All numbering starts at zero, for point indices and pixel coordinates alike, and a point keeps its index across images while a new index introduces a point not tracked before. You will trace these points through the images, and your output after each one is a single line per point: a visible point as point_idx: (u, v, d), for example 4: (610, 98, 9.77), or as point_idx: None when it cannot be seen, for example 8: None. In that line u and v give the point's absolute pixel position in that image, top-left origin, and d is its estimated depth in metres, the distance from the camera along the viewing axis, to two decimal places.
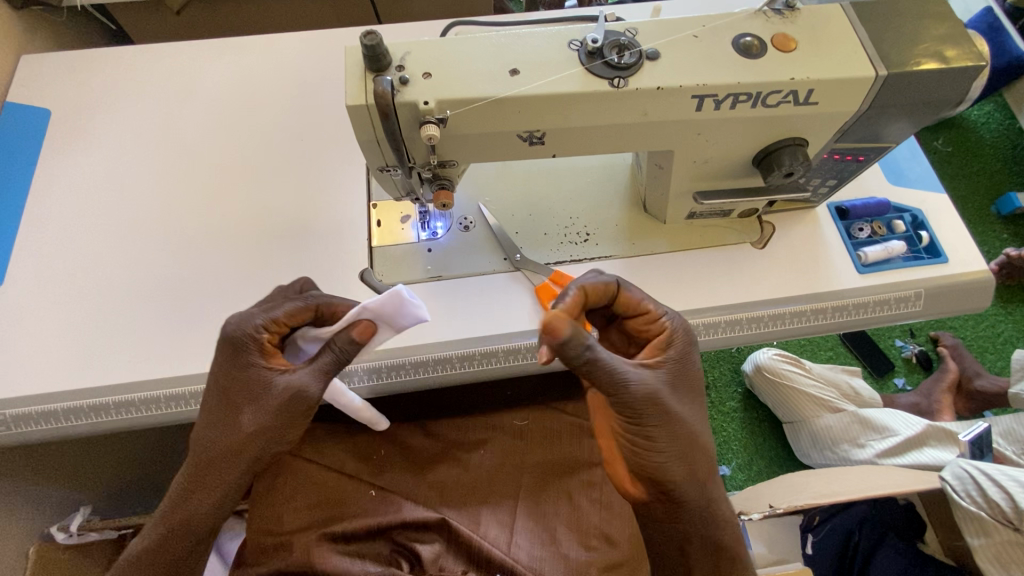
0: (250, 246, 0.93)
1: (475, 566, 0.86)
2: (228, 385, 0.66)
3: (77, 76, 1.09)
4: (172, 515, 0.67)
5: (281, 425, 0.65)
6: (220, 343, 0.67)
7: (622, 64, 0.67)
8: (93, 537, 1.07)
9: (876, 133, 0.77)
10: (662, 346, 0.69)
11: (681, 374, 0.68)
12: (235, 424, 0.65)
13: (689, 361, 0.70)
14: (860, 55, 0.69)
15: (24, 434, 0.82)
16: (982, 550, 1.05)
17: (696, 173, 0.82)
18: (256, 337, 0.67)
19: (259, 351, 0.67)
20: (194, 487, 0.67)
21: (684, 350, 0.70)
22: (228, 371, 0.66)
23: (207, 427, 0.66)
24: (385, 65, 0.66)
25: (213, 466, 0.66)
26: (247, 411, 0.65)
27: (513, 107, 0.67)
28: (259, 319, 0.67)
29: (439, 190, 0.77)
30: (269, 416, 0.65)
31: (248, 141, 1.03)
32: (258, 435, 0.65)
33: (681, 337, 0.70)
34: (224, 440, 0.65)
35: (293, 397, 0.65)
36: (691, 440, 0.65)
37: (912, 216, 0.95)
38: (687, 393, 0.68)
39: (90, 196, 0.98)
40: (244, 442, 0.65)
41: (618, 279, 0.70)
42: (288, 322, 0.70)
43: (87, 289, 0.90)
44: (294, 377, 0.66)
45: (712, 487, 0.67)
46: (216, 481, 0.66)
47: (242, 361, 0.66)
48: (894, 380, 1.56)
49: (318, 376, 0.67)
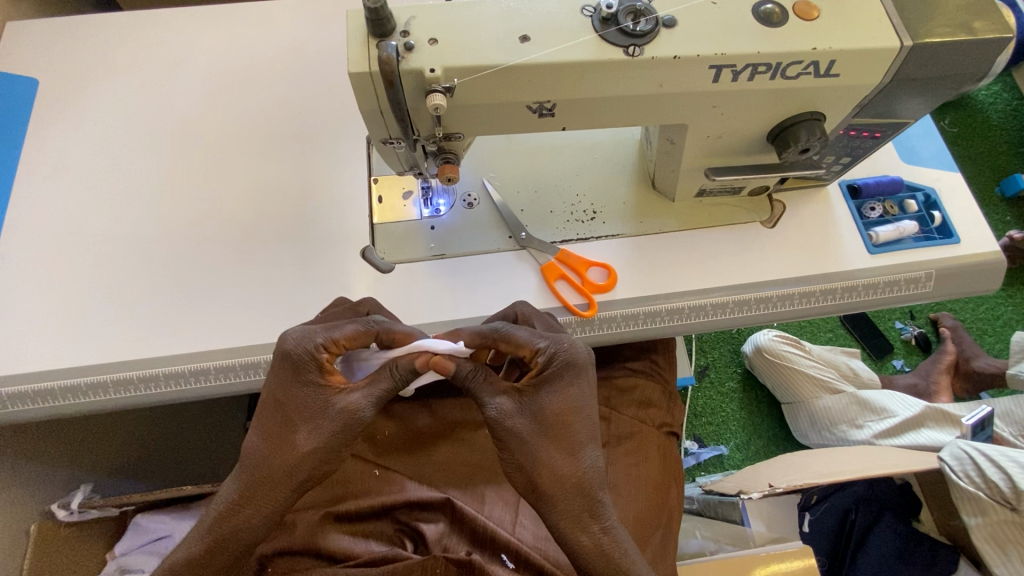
0: (248, 220, 0.90)
1: (479, 546, 0.84)
2: (284, 401, 0.64)
3: (65, 43, 1.04)
4: (216, 533, 0.64)
5: (339, 445, 0.64)
6: (278, 360, 0.65)
7: (638, 32, 0.64)
8: (93, 515, 1.03)
9: (895, 109, 0.75)
10: (533, 376, 0.65)
11: (545, 406, 0.65)
12: (293, 442, 0.64)
13: (563, 389, 0.65)
14: (885, 24, 0.66)
15: (21, 412, 0.81)
16: (979, 530, 1.06)
17: (709, 149, 0.80)
18: (316, 357, 0.64)
19: (318, 369, 0.64)
20: (244, 501, 0.64)
21: (560, 380, 0.65)
22: (287, 388, 0.64)
23: (260, 444, 0.65)
24: (388, 30, 0.63)
25: (266, 482, 0.64)
26: (306, 431, 0.64)
27: (523, 76, 0.64)
28: (319, 337, 0.64)
29: (444, 164, 0.74)
30: (328, 436, 0.63)
31: (245, 112, 0.99)
32: (316, 455, 0.63)
33: (554, 368, 0.65)
34: (280, 458, 0.64)
35: (352, 419, 0.63)
36: (542, 469, 0.63)
37: (925, 195, 0.94)
38: (556, 424, 0.64)
39: (81, 170, 0.94)
40: (301, 461, 0.64)
41: (502, 324, 0.68)
42: (347, 344, 0.66)
43: (82, 265, 0.87)
44: (354, 398, 0.63)
45: (576, 508, 0.64)
46: (266, 498, 0.64)
47: (302, 377, 0.64)
48: (893, 361, 1.56)
49: (375, 398, 0.64)
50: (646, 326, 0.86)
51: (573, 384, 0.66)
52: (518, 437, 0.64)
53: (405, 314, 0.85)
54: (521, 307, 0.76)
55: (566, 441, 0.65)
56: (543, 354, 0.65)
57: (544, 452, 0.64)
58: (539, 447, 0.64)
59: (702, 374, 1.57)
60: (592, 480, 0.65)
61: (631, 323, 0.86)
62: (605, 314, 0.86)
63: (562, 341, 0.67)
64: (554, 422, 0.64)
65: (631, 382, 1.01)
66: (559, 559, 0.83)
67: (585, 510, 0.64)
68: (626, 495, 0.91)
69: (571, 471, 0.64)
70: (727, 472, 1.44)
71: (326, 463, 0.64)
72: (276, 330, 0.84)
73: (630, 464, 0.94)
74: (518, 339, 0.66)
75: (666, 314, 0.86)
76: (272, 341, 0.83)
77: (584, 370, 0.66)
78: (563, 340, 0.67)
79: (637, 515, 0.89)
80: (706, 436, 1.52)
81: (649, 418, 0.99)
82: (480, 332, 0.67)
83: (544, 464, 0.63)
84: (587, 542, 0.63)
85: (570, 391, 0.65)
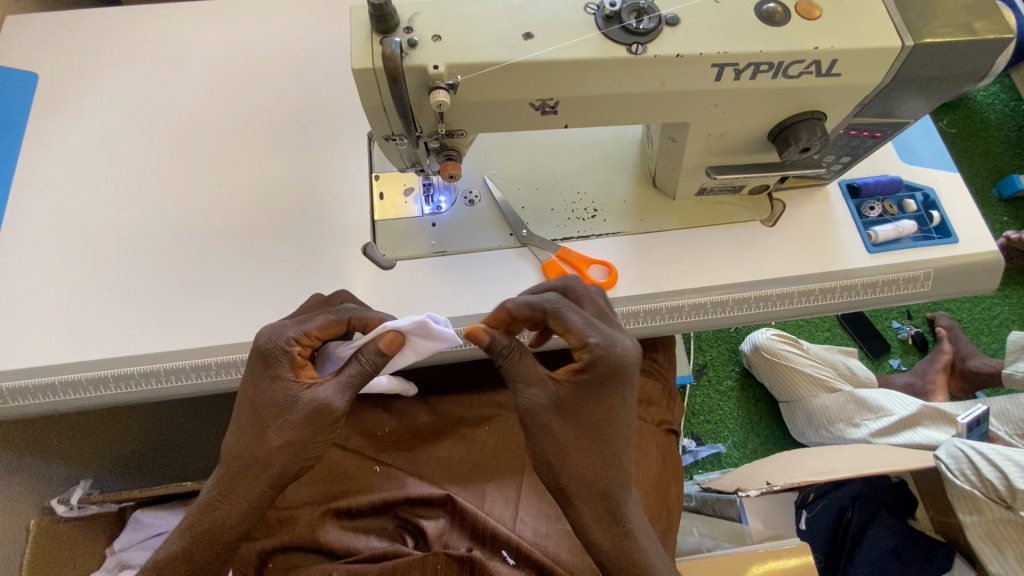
0: (249, 216, 0.90)
1: (480, 542, 0.84)
2: (256, 397, 0.64)
3: (65, 38, 1.04)
4: (197, 528, 0.65)
5: (310, 438, 0.64)
6: (252, 353, 0.65)
7: (641, 30, 0.64)
8: (94, 510, 1.06)
9: (896, 108, 0.75)
10: (575, 371, 0.64)
11: (582, 407, 0.64)
12: (265, 437, 0.64)
13: (608, 392, 0.64)
14: (886, 24, 0.66)
15: (20, 407, 0.80)
16: (975, 527, 1.06)
17: (710, 147, 0.80)
18: (287, 350, 0.64)
19: (289, 363, 0.64)
20: (222, 496, 0.64)
21: (602, 383, 0.63)
22: (259, 382, 0.65)
23: (236, 441, 0.65)
24: (392, 26, 0.63)
25: (245, 476, 0.64)
26: (276, 426, 0.63)
27: (526, 73, 0.65)
28: (291, 330, 0.65)
29: (445, 161, 0.75)
30: (298, 431, 0.63)
31: (246, 108, 0.99)
32: (287, 449, 0.63)
33: (600, 368, 0.63)
34: (251, 453, 0.64)
35: (321, 409, 0.63)
36: (573, 468, 0.63)
37: (924, 195, 0.94)
38: (592, 425, 0.64)
39: (81, 165, 0.94)
40: (273, 457, 0.63)
41: (553, 304, 0.66)
42: (320, 335, 0.66)
43: (81, 261, 0.87)
44: (322, 388, 0.64)
45: (602, 506, 0.64)
46: (244, 496, 0.64)
47: (273, 372, 0.64)
48: (890, 360, 1.57)
49: (342, 386, 0.64)
50: (647, 324, 0.86)
51: (615, 389, 0.64)
52: (552, 435, 0.63)
53: (405, 311, 0.85)
54: (567, 279, 0.73)
55: (602, 444, 0.64)
56: (590, 351, 0.63)
57: (577, 454, 0.63)
58: (571, 446, 0.63)
59: (700, 372, 1.58)
60: (619, 485, 0.65)
61: (632, 320, 0.86)
62: None
63: (613, 341, 0.64)
64: (590, 424, 0.64)
65: None
66: (558, 554, 0.83)
67: (608, 512, 0.65)
68: None
69: (602, 475, 0.64)
70: (725, 469, 1.45)
71: (299, 456, 0.64)
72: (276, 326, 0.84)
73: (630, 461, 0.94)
74: (569, 324, 0.65)
75: (667, 312, 0.87)
76: None
77: (631, 374, 0.64)
78: (616, 341, 0.65)
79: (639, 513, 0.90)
80: (704, 433, 1.52)
81: (648, 416, 1.00)
82: (527, 304, 0.66)
83: (576, 465, 0.63)
84: (607, 541, 0.65)
85: (610, 395, 0.64)
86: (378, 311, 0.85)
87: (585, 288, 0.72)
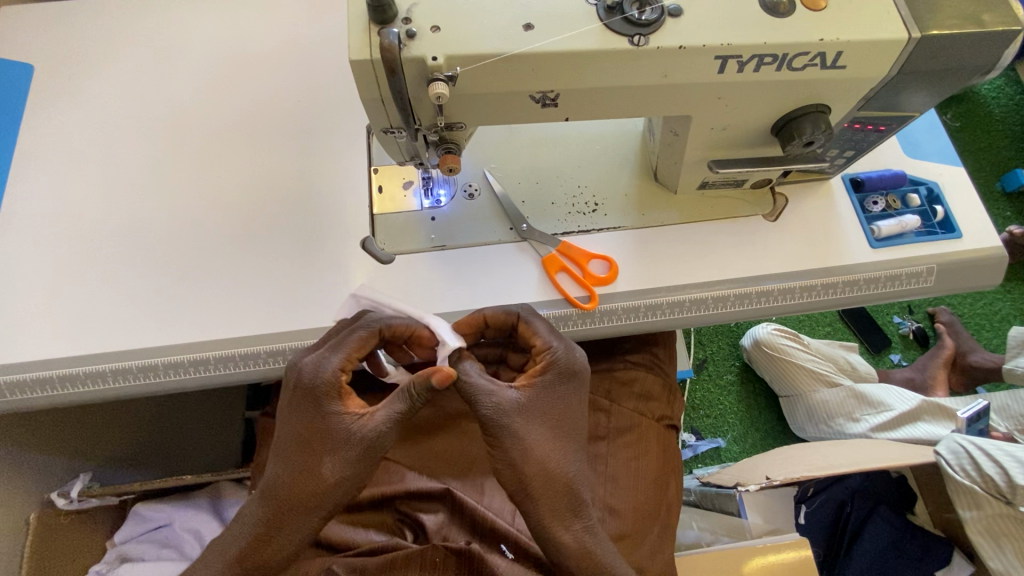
0: (246, 209, 0.89)
1: (479, 536, 0.84)
2: (305, 429, 0.66)
3: (61, 29, 1.03)
4: (248, 557, 0.66)
5: (369, 466, 0.66)
6: (297, 386, 0.67)
7: (643, 21, 0.63)
8: (94, 503, 1.04)
9: (901, 102, 0.74)
10: (534, 375, 0.70)
11: (546, 408, 0.69)
12: (320, 472, 0.65)
13: (567, 395, 0.70)
14: (892, 16, 0.65)
15: (18, 402, 0.80)
16: (973, 523, 1.06)
17: (713, 141, 0.79)
18: (333, 382, 0.66)
19: (336, 395, 0.66)
20: (277, 523, 0.66)
21: (560, 386, 0.70)
22: (309, 416, 0.66)
23: (285, 477, 0.66)
24: (390, 17, 0.62)
25: (296, 510, 0.65)
26: (334, 458, 0.65)
27: (525, 65, 0.64)
28: (334, 361, 0.66)
29: (445, 154, 0.74)
30: (352, 466, 0.65)
31: (243, 101, 0.98)
32: (344, 480, 0.65)
33: (557, 370, 0.70)
34: (303, 486, 0.65)
35: (376, 441, 0.65)
36: (534, 463, 0.66)
37: (928, 189, 0.93)
38: (555, 424, 0.69)
39: (78, 157, 0.93)
40: (332, 491, 0.65)
41: (521, 311, 0.74)
42: (357, 357, 0.68)
43: (80, 255, 0.86)
44: (373, 420, 0.65)
45: (564, 499, 0.66)
46: (303, 521, 0.66)
47: (322, 404, 0.65)
48: (890, 355, 1.57)
49: (395, 419, 0.66)
50: (647, 319, 0.86)
51: (572, 391, 0.71)
52: (517, 436, 0.66)
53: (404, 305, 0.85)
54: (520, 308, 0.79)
55: (561, 439, 0.68)
56: (550, 354, 0.71)
57: (541, 450, 0.66)
58: (535, 444, 0.66)
59: (700, 366, 1.58)
60: (577, 480, 0.68)
61: (632, 316, 0.86)
62: (606, 307, 0.85)
63: (571, 350, 0.72)
64: (552, 423, 0.68)
65: (631, 375, 1.01)
66: None
67: (569, 509, 0.67)
68: (625, 486, 0.92)
69: (559, 471, 0.67)
70: (724, 464, 1.45)
71: (357, 485, 0.66)
72: (275, 319, 0.83)
73: (630, 457, 0.94)
74: (535, 330, 0.72)
75: (667, 307, 0.86)
76: (272, 331, 0.83)
77: (584, 377, 0.72)
78: (573, 349, 0.73)
79: (637, 507, 0.91)
80: (703, 428, 1.52)
81: (649, 412, 0.99)
82: (502, 309, 0.74)
83: (534, 458, 0.66)
84: (569, 538, 0.66)
85: (568, 395, 0.71)
86: None
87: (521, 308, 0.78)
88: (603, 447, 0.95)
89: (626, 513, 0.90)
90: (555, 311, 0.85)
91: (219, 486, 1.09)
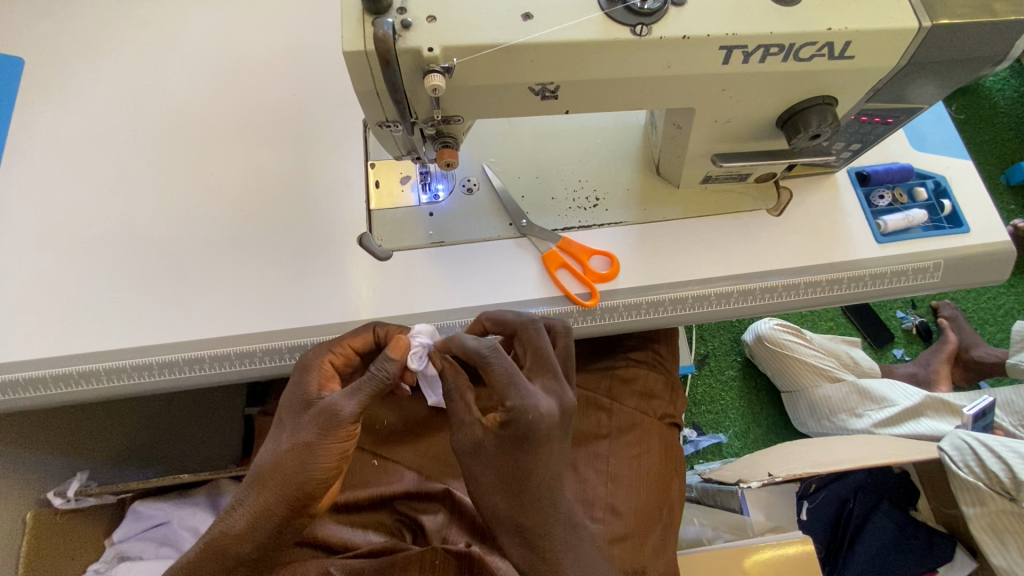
0: (241, 205, 0.88)
1: (478, 538, 0.84)
2: (284, 403, 0.71)
3: (50, 23, 1.01)
4: (210, 536, 0.66)
5: (320, 441, 0.66)
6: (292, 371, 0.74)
7: (645, 10, 0.61)
8: (91, 502, 1.04)
9: (909, 93, 0.72)
10: (500, 424, 0.65)
11: (503, 462, 0.66)
12: (280, 443, 0.68)
13: (524, 450, 0.65)
14: (902, 5, 0.64)
15: (12, 402, 0.79)
16: (977, 519, 1.05)
17: (717, 134, 0.77)
18: (317, 362, 0.72)
19: (317, 373, 0.71)
20: (238, 501, 0.67)
21: (519, 441, 0.65)
22: (288, 395, 0.71)
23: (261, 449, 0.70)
24: (384, 6, 0.60)
25: (257, 483, 0.67)
26: (292, 428, 0.68)
27: (525, 56, 0.62)
28: (324, 345, 0.73)
29: (442, 148, 0.72)
30: (309, 433, 0.66)
31: (237, 94, 0.96)
32: (295, 451, 0.66)
33: (517, 424, 0.64)
34: (269, 455, 0.68)
35: (334, 414, 0.66)
36: (492, 507, 0.67)
37: (935, 182, 0.91)
38: (505, 476, 0.66)
39: (69, 153, 0.91)
40: (286, 459, 0.66)
41: (492, 348, 0.66)
42: (351, 347, 0.74)
43: (73, 253, 0.85)
44: (337, 396, 0.67)
45: (510, 538, 0.67)
46: (262, 497, 0.66)
47: (301, 381, 0.71)
48: (893, 350, 1.55)
49: (355, 393, 0.67)
50: (648, 317, 0.85)
51: (531, 446, 0.65)
52: (477, 479, 0.67)
53: (404, 302, 0.83)
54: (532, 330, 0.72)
55: (517, 493, 0.66)
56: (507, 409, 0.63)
57: (500, 495, 0.66)
58: (492, 493, 0.66)
59: (702, 362, 1.56)
60: (540, 522, 0.67)
61: (634, 313, 0.84)
62: (607, 303, 0.84)
63: (532, 403, 0.64)
64: (501, 475, 0.66)
65: (633, 372, 1.00)
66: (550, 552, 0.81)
67: (528, 546, 0.67)
68: (626, 485, 0.91)
69: (519, 518, 0.66)
70: (725, 459, 1.44)
71: (309, 457, 0.66)
72: (271, 317, 0.82)
73: (632, 455, 0.93)
74: (495, 378, 0.65)
75: (669, 304, 0.85)
76: (268, 329, 0.82)
77: (549, 432, 0.65)
78: (538, 399, 0.65)
79: (639, 508, 0.90)
80: (705, 424, 1.51)
81: (652, 409, 0.98)
82: (463, 346, 0.67)
83: (492, 502, 0.67)
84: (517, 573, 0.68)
85: (526, 454, 0.65)
86: (377, 302, 0.83)
87: (536, 335, 0.72)
88: (604, 446, 0.94)
89: (628, 513, 0.89)
90: (555, 309, 0.83)
91: (217, 484, 1.08)
